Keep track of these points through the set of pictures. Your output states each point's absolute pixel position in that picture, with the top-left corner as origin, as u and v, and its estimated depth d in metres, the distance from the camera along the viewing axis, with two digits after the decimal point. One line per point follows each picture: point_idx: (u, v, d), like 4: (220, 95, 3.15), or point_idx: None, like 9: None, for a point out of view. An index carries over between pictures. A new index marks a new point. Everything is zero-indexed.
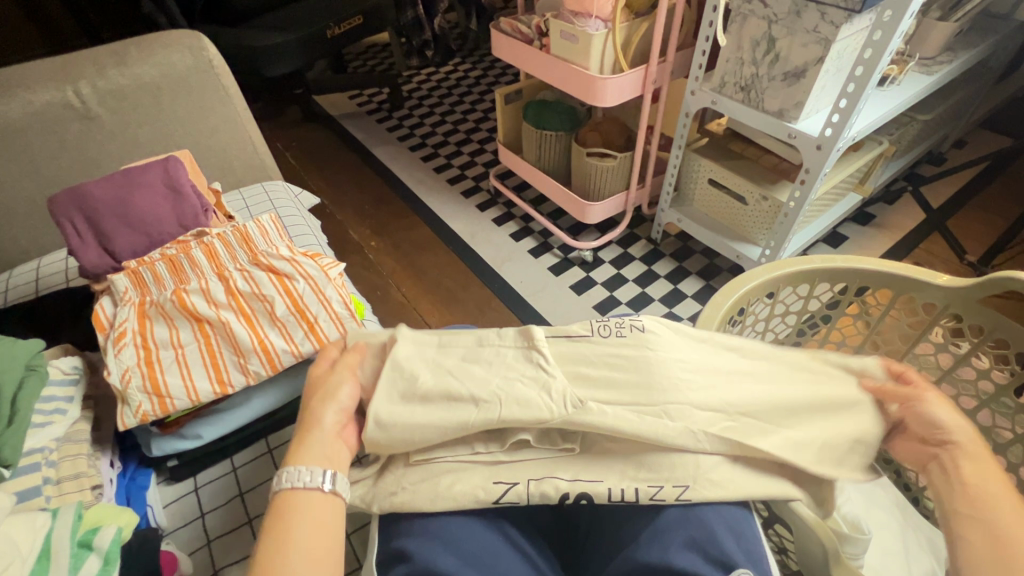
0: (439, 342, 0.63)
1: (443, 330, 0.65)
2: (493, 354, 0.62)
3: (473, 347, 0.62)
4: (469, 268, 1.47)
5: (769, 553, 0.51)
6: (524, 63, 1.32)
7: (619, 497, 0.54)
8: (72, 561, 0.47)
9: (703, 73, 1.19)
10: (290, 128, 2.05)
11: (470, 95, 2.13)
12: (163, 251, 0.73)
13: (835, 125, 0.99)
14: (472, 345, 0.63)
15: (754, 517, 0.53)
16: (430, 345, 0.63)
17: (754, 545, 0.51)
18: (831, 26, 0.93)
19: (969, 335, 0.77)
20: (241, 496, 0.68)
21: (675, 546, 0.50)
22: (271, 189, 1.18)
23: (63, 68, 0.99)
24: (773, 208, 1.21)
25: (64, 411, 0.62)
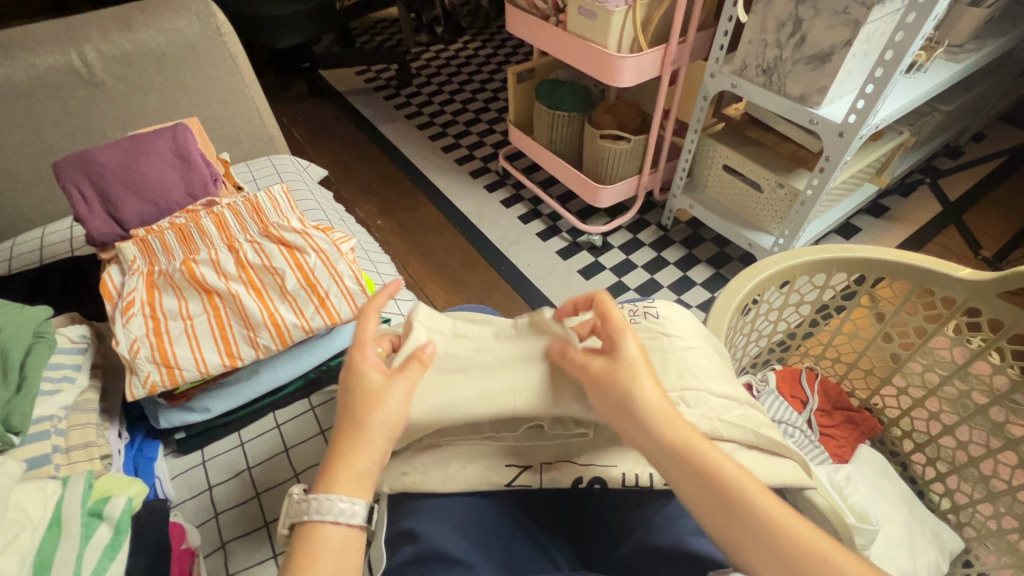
0: (452, 331, 0.59)
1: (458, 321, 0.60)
2: (510, 350, 0.58)
3: (489, 342, 0.58)
4: (476, 250, 1.45)
5: None
6: (539, 40, 1.29)
7: (632, 482, 0.54)
8: (82, 529, 0.47)
9: (724, 55, 1.15)
10: (296, 103, 2.01)
11: (479, 74, 2.09)
12: (172, 221, 0.71)
13: (860, 111, 0.96)
14: (488, 339, 0.59)
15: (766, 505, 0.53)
16: (443, 338, 0.58)
17: None
18: (862, 8, 0.90)
19: (985, 331, 0.75)
20: (250, 470, 0.68)
21: (688, 532, 0.52)
22: (279, 163, 1.16)
23: (69, 32, 0.97)
24: (790, 196, 1.18)
25: (73, 379, 0.61)
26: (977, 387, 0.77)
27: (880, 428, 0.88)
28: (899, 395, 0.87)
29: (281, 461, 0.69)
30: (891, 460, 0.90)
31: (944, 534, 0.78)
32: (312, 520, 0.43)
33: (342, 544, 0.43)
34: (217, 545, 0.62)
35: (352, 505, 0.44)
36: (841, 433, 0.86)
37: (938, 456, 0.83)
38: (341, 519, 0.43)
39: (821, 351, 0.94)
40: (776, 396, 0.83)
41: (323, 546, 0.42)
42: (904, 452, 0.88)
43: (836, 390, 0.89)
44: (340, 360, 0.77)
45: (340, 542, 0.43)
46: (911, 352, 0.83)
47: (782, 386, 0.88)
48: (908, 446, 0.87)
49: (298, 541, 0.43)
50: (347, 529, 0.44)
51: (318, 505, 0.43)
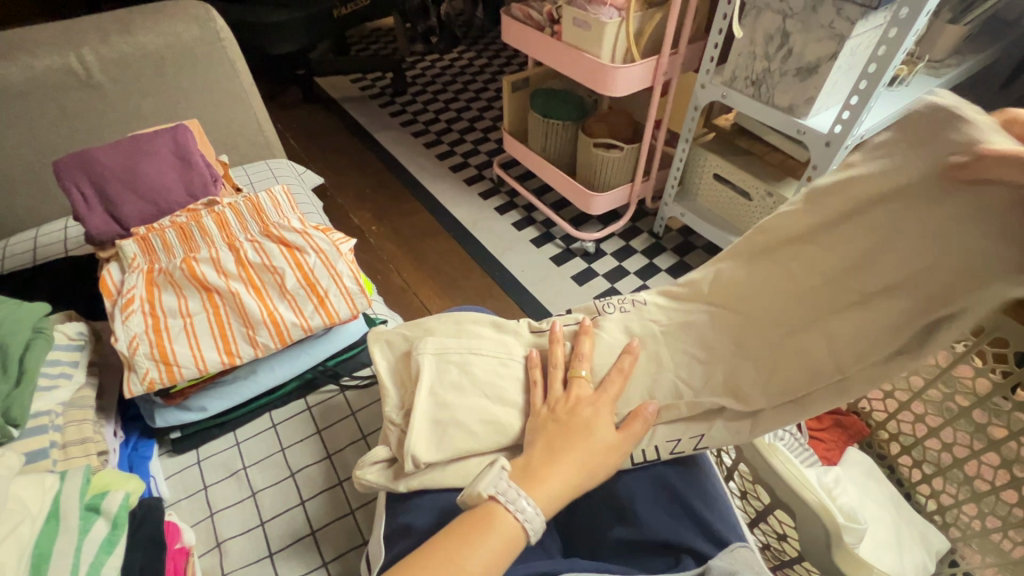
0: (463, 351, 0.61)
1: (469, 341, 0.62)
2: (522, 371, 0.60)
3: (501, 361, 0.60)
4: (471, 255, 1.46)
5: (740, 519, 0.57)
6: (534, 50, 1.31)
7: (642, 458, 0.58)
8: (81, 523, 0.47)
9: (714, 67, 1.18)
10: (292, 110, 2.02)
11: (474, 83, 2.12)
12: (173, 220, 0.72)
13: (845, 122, 0.99)
14: (500, 358, 0.61)
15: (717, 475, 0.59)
16: (467, 358, 0.60)
17: (732, 517, 0.55)
18: (846, 22, 0.93)
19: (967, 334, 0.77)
20: (246, 470, 0.68)
21: (670, 521, 0.55)
22: (276, 167, 1.17)
23: (68, 34, 0.97)
24: (778, 204, 1.21)
25: (70, 375, 0.60)
26: None
27: (867, 431, 0.90)
28: (886, 398, 0.88)
29: (277, 460, 0.69)
30: (878, 464, 0.91)
31: (930, 534, 0.78)
32: (501, 499, 0.47)
33: (507, 539, 0.46)
34: (212, 544, 0.62)
35: (535, 519, 0.47)
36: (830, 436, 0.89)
37: (924, 458, 0.83)
38: (519, 520, 0.47)
39: None
40: None
41: (495, 527, 0.46)
42: (891, 455, 0.89)
43: None
44: (338, 360, 0.77)
45: (505, 541, 0.46)
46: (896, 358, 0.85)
47: None
48: (895, 449, 0.89)
49: (479, 511, 0.47)
50: (517, 532, 0.46)
51: (512, 495, 0.48)
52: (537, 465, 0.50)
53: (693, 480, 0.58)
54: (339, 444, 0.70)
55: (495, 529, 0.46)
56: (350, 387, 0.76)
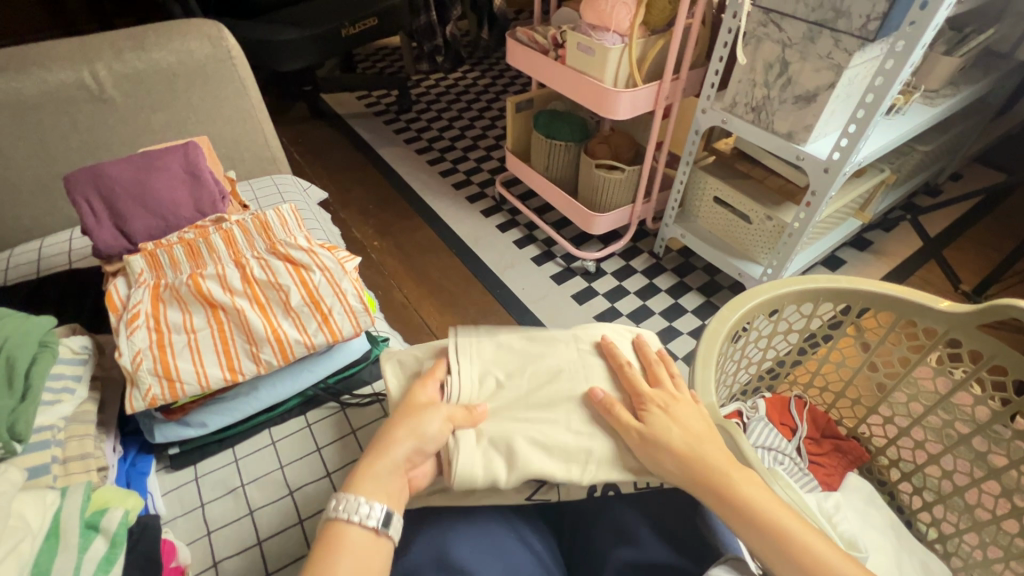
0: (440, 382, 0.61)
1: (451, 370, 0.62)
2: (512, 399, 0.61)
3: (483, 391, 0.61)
4: (471, 272, 1.47)
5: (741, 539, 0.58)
6: (539, 73, 1.33)
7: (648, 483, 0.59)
8: (80, 541, 0.46)
9: (715, 93, 1.21)
10: (298, 125, 2.05)
11: (478, 102, 2.15)
12: (181, 236, 0.73)
13: (844, 149, 1.01)
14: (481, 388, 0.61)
15: None
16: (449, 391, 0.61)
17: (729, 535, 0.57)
18: (844, 53, 0.96)
19: (966, 362, 0.78)
20: (244, 487, 0.68)
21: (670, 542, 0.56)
22: (281, 183, 1.18)
23: (81, 49, 0.99)
24: (777, 228, 1.22)
25: (73, 390, 0.60)
26: (960, 417, 0.79)
27: (867, 457, 0.90)
28: (886, 424, 0.89)
29: (276, 478, 0.69)
30: (877, 489, 0.91)
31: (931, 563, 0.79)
32: (341, 517, 0.49)
33: (363, 546, 0.49)
34: (209, 564, 0.62)
35: (385, 517, 0.50)
36: (830, 461, 0.89)
37: (925, 485, 0.84)
38: (362, 523, 0.49)
39: (809, 380, 0.96)
40: (764, 424, 0.85)
41: (344, 545, 0.48)
42: (892, 481, 0.89)
43: (824, 418, 0.92)
44: (339, 377, 0.78)
45: (361, 543, 0.49)
46: (897, 385, 0.85)
47: (772, 413, 0.90)
48: (895, 476, 0.89)
49: (327, 536, 0.49)
50: (370, 535, 0.50)
51: (351, 505, 0.50)
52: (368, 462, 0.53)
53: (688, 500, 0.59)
54: (340, 462, 0.70)
55: (346, 542, 0.48)
56: (350, 405, 0.76)
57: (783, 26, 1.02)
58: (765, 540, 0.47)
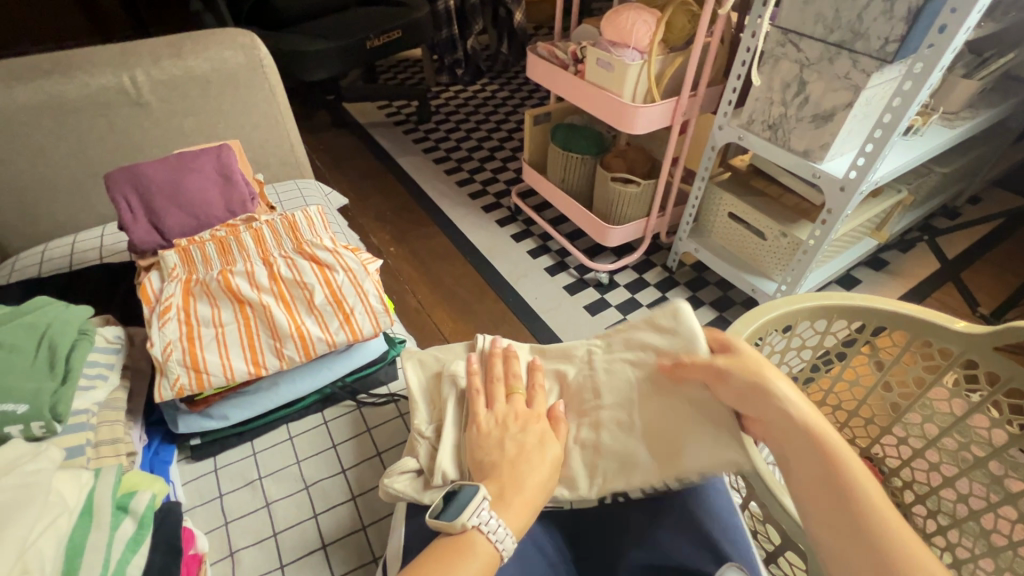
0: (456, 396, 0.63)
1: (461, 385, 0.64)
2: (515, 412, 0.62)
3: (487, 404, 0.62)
4: (485, 281, 1.49)
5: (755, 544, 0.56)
6: (558, 87, 1.36)
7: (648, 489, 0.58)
8: (111, 519, 0.48)
9: (732, 110, 1.22)
10: (320, 133, 2.10)
11: (496, 114, 2.19)
12: (213, 234, 0.76)
13: (860, 168, 1.01)
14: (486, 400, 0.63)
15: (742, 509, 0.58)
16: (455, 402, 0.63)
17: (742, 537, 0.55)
18: (862, 74, 0.97)
19: (982, 384, 0.77)
20: (261, 479, 0.69)
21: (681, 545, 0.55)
22: (304, 188, 1.22)
23: (122, 55, 1.03)
24: (792, 245, 1.22)
25: (106, 377, 0.63)
26: (976, 439, 0.78)
27: (880, 478, 0.89)
28: (900, 444, 0.88)
29: (292, 473, 0.70)
30: (890, 511, 0.90)
31: None
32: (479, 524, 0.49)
33: (485, 564, 0.48)
34: (225, 553, 0.63)
35: (510, 544, 0.49)
36: None
37: (939, 508, 0.83)
38: (495, 545, 0.49)
39: (821, 397, 0.96)
40: None
41: (473, 552, 0.48)
42: (905, 503, 0.88)
43: None
44: (356, 376, 0.79)
45: (487, 564, 0.48)
46: (914, 406, 0.84)
47: None
48: (909, 498, 0.88)
49: (459, 538, 0.49)
50: (493, 558, 0.49)
51: (494, 523, 0.49)
52: (505, 488, 0.52)
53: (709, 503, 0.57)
54: (354, 460, 0.72)
55: (477, 552, 0.48)
56: (366, 404, 0.78)
57: (801, 47, 1.04)
58: (842, 508, 0.46)
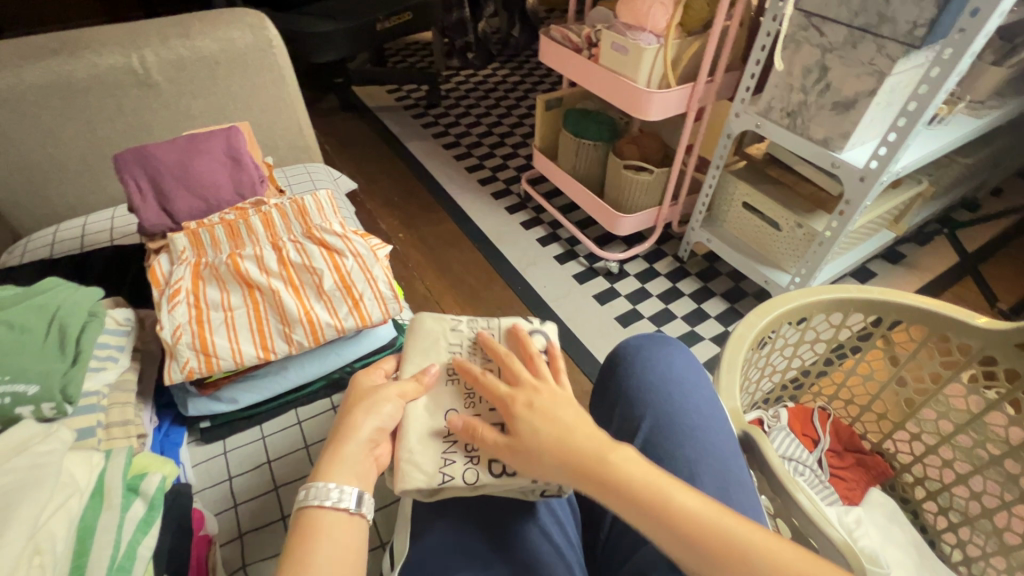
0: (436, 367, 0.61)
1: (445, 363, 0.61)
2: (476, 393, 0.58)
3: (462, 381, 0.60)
4: (494, 268, 1.48)
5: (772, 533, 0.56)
6: (571, 71, 1.33)
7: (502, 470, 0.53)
8: (122, 501, 0.48)
9: (750, 96, 1.19)
10: (329, 116, 2.08)
11: (507, 99, 2.16)
12: (222, 217, 0.75)
13: (882, 158, 0.98)
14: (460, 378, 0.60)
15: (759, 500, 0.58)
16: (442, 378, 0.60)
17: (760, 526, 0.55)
18: (887, 60, 0.93)
19: (1000, 381, 0.76)
20: (269, 463, 0.70)
21: None
22: (313, 171, 1.21)
23: (131, 35, 1.02)
24: (808, 236, 1.20)
25: (116, 359, 0.63)
26: (992, 437, 0.76)
27: (892, 473, 0.88)
28: (912, 440, 0.86)
29: (300, 457, 0.70)
30: (900, 506, 0.89)
31: None
32: (311, 505, 0.47)
33: (339, 529, 0.46)
34: (234, 535, 0.64)
35: (344, 494, 0.48)
36: (851, 474, 0.87)
37: (951, 505, 0.82)
38: (334, 506, 0.47)
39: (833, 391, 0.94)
40: (786, 433, 0.84)
41: (322, 529, 0.46)
42: (916, 499, 0.87)
43: (847, 431, 0.90)
44: (365, 362, 0.79)
45: (341, 523, 0.47)
46: (931, 402, 0.82)
47: (794, 423, 0.89)
48: (920, 494, 0.87)
49: (299, 525, 0.46)
50: (345, 517, 0.47)
51: (322, 493, 0.47)
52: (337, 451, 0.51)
53: (730, 501, 0.56)
54: None
55: (323, 525, 0.46)
56: None
57: (824, 31, 1.01)
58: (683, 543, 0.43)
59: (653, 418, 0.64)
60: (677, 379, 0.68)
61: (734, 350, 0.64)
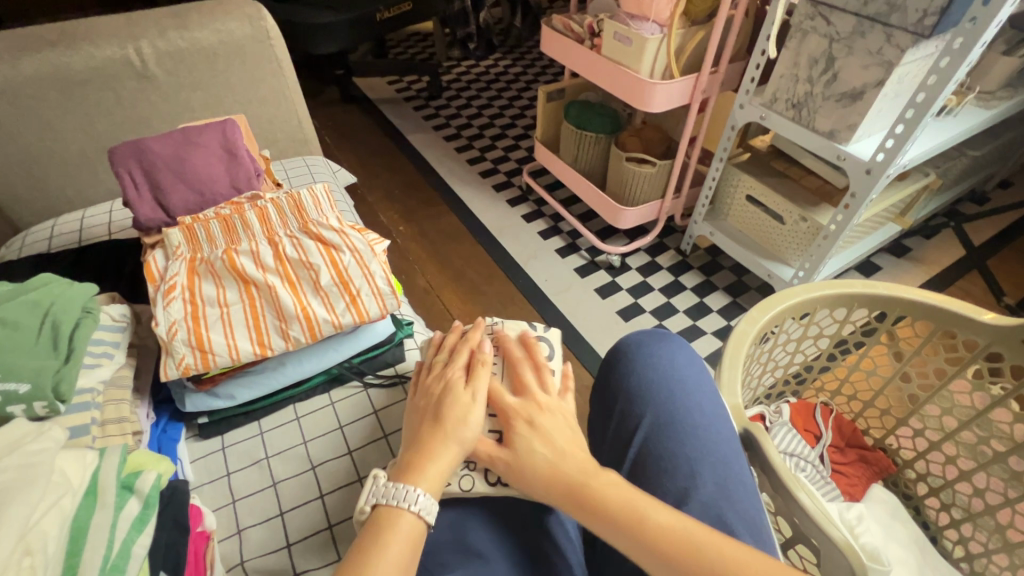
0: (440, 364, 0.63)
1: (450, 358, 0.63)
2: None
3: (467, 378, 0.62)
4: (495, 262, 1.47)
5: (772, 534, 0.56)
6: (573, 62, 1.31)
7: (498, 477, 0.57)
8: (116, 499, 0.49)
9: (755, 87, 1.17)
10: (329, 108, 2.06)
11: (509, 90, 2.14)
12: (218, 211, 0.74)
13: (888, 150, 0.97)
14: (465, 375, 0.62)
15: (760, 499, 0.57)
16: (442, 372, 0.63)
17: (761, 527, 0.55)
18: (896, 50, 0.91)
19: (1006, 377, 0.74)
20: (268, 459, 0.70)
21: None
22: (312, 164, 1.20)
23: (127, 26, 1.01)
24: (812, 230, 1.18)
25: (112, 355, 0.63)
26: (996, 434, 0.75)
27: (893, 469, 0.87)
28: (915, 437, 0.85)
29: (298, 453, 0.70)
30: (902, 503, 0.88)
31: None
32: (394, 503, 0.49)
33: (410, 534, 0.48)
34: (233, 531, 0.64)
35: (428, 505, 0.49)
36: (854, 470, 0.86)
37: (953, 502, 0.81)
38: (416, 513, 0.49)
39: (836, 387, 0.93)
40: (788, 428, 0.83)
41: (394, 530, 0.48)
42: (919, 496, 0.86)
43: (850, 427, 0.89)
44: (364, 357, 0.78)
45: (410, 533, 0.48)
46: (938, 398, 0.81)
47: (795, 419, 0.88)
48: (922, 491, 0.86)
49: (380, 521, 0.48)
50: (416, 525, 0.49)
51: (403, 494, 0.49)
52: (423, 456, 0.53)
53: (731, 498, 0.56)
54: (361, 441, 0.71)
55: (399, 526, 0.48)
56: (372, 385, 0.77)
57: (832, 20, 0.98)
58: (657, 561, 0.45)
59: (653, 415, 0.64)
60: (678, 376, 0.67)
61: (736, 346, 0.62)
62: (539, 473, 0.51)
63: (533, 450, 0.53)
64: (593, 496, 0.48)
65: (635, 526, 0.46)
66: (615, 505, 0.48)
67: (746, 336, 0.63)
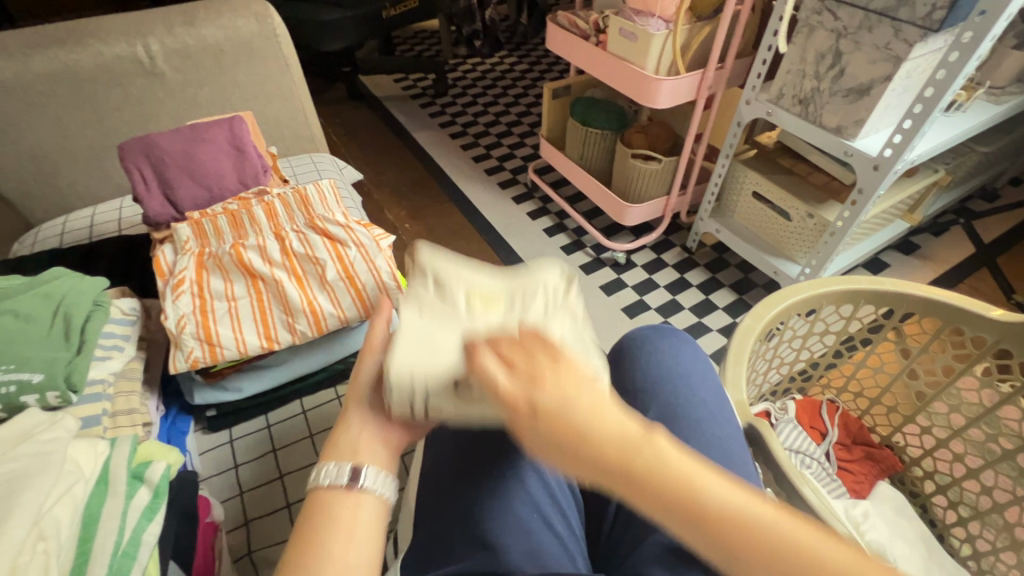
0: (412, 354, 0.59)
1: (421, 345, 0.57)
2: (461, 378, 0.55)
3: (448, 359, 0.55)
4: (501, 259, 1.47)
5: None
6: (578, 58, 1.31)
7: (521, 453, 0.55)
8: (127, 488, 0.49)
9: (761, 83, 1.16)
10: (335, 106, 2.07)
11: (515, 87, 2.14)
12: (225, 207, 0.75)
13: (896, 146, 0.96)
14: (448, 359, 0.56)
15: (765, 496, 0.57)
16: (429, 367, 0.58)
17: None
18: (904, 44, 0.91)
19: (1015, 374, 0.73)
20: (275, 452, 0.70)
21: None
22: (319, 161, 1.21)
23: (136, 24, 1.02)
24: (819, 226, 1.18)
25: (122, 348, 0.64)
26: (1005, 431, 0.75)
27: (900, 466, 0.87)
28: (923, 434, 0.85)
29: (305, 446, 0.71)
30: (908, 501, 0.88)
31: None
32: (320, 484, 0.46)
33: (346, 511, 0.45)
34: (241, 522, 0.65)
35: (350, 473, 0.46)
36: (860, 468, 0.86)
37: (960, 500, 0.80)
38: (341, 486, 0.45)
39: (842, 384, 0.93)
40: (793, 425, 0.83)
41: (327, 512, 0.45)
42: (925, 494, 0.86)
43: (856, 424, 0.89)
44: None
45: (346, 508, 0.45)
46: (946, 396, 0.80)
47: (801, 416, 0.88)
48: (929, 488, 0.85)
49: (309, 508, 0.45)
50: (349, 496, 0.45)
51: (329, 474, 0.46)
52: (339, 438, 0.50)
53: None
54: None
55: (327, 505, 0.45)
56: None
57: (839, 14, 0.98)
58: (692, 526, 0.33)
59: (657, 410, 0.63)
60: (681, 371, 0.67)
61: (741, 342, 0.63)
62: (541, 406, 0.36)
63: (537, 379, 0.37)
64: (617, 435, 0.35)
65: (672, 481, 0.33)
66: (648, 450, 0.34)
67: (750, 333, 0.63)
